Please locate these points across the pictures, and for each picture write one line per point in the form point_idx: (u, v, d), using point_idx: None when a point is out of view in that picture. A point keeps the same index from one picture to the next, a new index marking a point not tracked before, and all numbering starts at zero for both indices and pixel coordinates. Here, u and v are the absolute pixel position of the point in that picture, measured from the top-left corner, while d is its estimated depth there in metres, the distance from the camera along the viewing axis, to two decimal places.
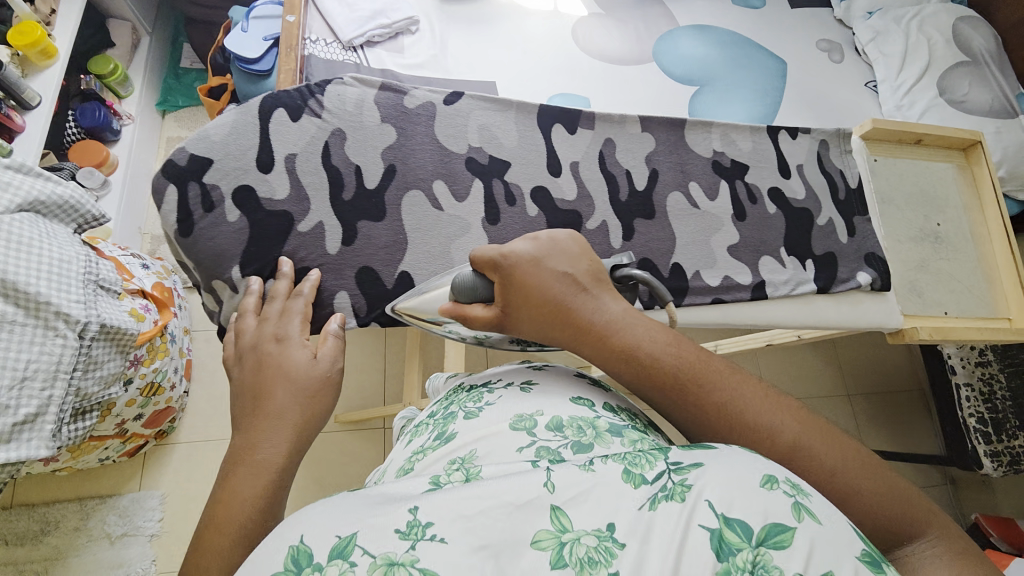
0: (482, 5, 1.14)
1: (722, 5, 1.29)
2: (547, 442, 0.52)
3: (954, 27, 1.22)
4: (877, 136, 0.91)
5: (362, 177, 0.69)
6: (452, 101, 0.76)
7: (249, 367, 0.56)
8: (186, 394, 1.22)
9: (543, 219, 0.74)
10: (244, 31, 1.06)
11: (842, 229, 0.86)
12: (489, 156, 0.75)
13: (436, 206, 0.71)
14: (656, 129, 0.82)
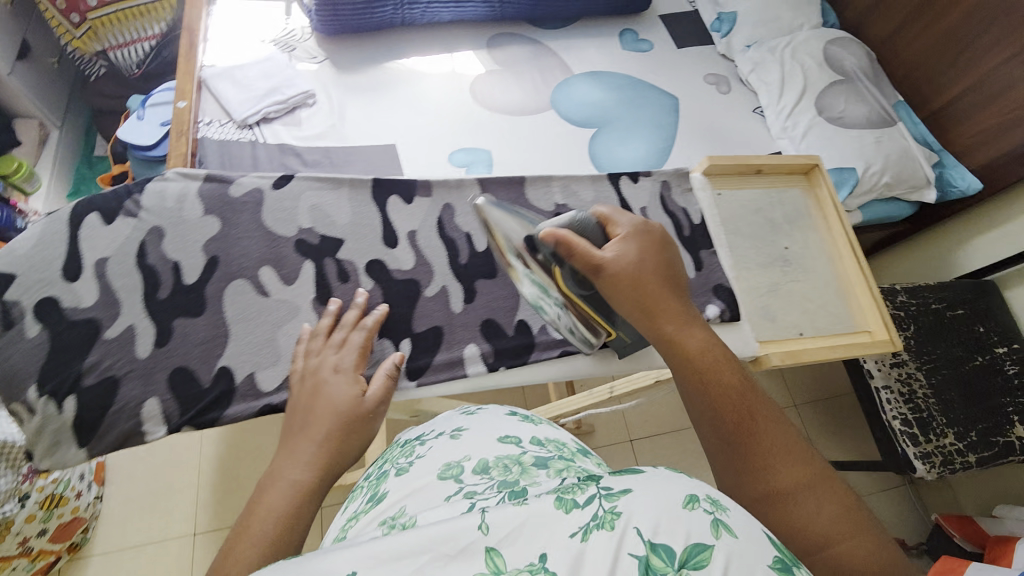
0: (380, 72, 1.19)
1: (612, 51, 1.37)
2: (473, 486, 0.48)
3: (825, 50, 1.29)
4: (716, 171, 0.95)
5: (180, 274, 0.72)
6: (281, 184, 0.79)
7: (306, 389, 0.62)
8: (98, 500, 1.14)
9: (379, 291, 0.77)
10: (141, 118, 1.08)
11: (690, 264, 0.89)
12: (321, 236, 0.77)
13: (262, 292, 0.73)
14: (493, 189, 0.84)
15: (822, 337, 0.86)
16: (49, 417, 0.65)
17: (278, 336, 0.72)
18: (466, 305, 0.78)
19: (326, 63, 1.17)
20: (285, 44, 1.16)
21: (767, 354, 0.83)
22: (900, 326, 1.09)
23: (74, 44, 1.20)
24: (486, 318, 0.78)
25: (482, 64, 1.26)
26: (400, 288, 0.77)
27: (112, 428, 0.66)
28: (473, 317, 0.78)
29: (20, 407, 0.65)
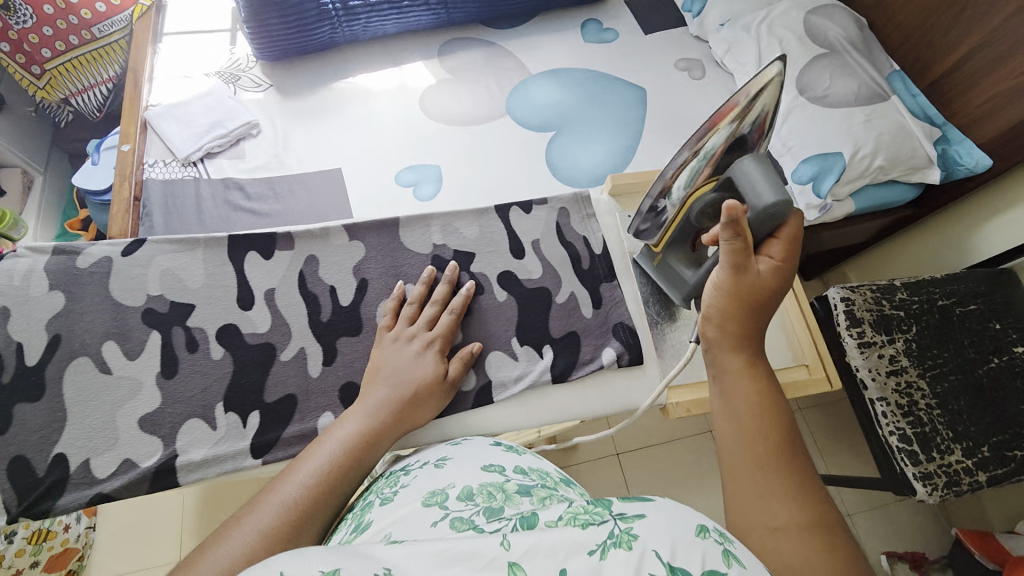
0: (325, 95, 1.16)
1: (573, 44, 1.28)
2: (459, 513, 0.42)
3: (806, 21, 1.16)
4: (623, 191, 0.89)
5: (21, 356, 0.68)
6: (130, 251, 0.75)
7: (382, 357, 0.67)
8: (90, 529, 1.18)
9: (231, 359, 0.72)
10: (95, 164, 1.10)
11: (586, 301, 0.82)
12: (169, 303, 0.73)
13: (104, 369, 0.69)
14: (362, 236, 0.81)
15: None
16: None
17: (118, 416, 0.67)
18: (324, 369, 0.73)
19: (271, 90, 1.15)
20: (230, 74, 1.15)
21: (671, 404, 0.76)
22: (900, 328, 0.98)
23: (40, 95, 1.23)
24: (345, 381, 0.72)
25: (432, 74, 1.21)
26: (250, 354, 0.72)
27: None
28: (332, 380, 0.72)
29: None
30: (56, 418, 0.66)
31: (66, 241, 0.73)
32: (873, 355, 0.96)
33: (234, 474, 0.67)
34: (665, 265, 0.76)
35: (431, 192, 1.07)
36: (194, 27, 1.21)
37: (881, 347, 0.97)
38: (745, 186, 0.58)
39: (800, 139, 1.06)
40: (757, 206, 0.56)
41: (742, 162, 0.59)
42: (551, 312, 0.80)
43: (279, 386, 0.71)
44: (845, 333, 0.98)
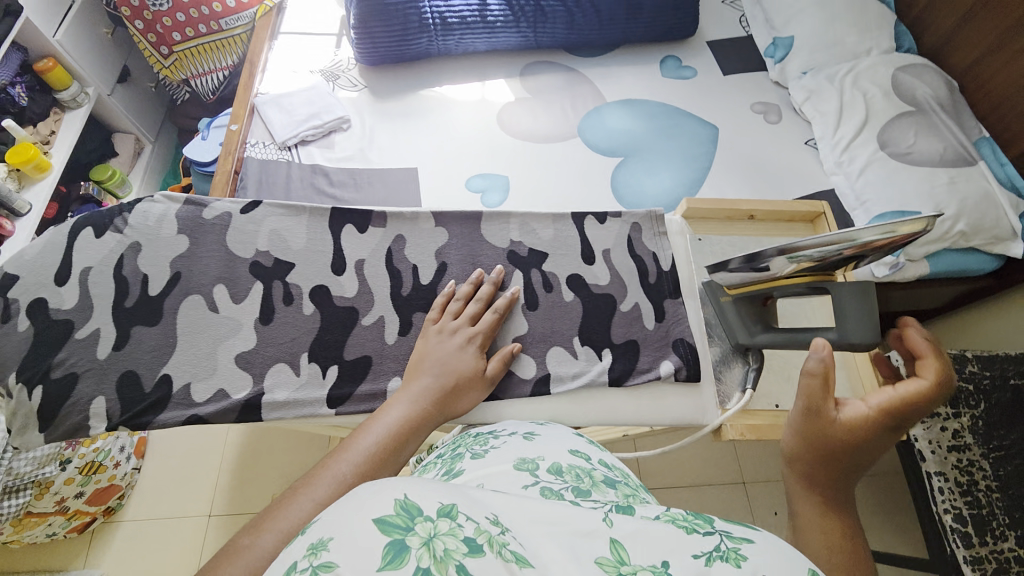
0: (413, 101, 1.25)
1: (652, 78, 1.32)
2: (549, 483, 0.44)
3: (892, 78, 1.15)
4: (697, 215, 0.90)
5: (146, 286, 0.75)
6: (248, 211, 0.82)
7: (426, 350, 0.69)
8: (135, 471, 1.26)
9: (319, 317, 0.77)
10: (204, 139, 1.23)
11: (649, 315, 0.82)
12: (273, 259, 0.79)
13: (212, 309, 0.75)
14: (448, 224, 0.85)
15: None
16: (17, 403, 0.69)
17: (218, 351, 0.74)
18: (399, 338, 0.77)
19: (365, 90, 1.25)
20: (331, 73, 1.27)
21: (727, 425, 0.75)
22: (967, 401, 0.93)
23: (164, 72, 1.41)
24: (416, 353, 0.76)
25: (512, 92, 1.28)
26: (338, 315, 0.77)
27: (66, 419, 0.69)
28: (405, 349, 0.76)
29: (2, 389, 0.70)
30: (167, 343, 0.73)
31: (196, 195, 0.80)
32: (936, 426, 0.90)
33: (310, 419, 0.72)
34: (731, 310, 0.74)
35: (497, 199, 1.12)
36: (306, 29, 1.34)
37: (945, 420, 0.91)
38: (843, 312, 0.62)
39: (876, 192, 1.04)
40: (852, 336, 0.61)
41: (848, 286, 0.61)
42: (613, 317, 0.82)
43: (357, 347, 0.76)
44: None
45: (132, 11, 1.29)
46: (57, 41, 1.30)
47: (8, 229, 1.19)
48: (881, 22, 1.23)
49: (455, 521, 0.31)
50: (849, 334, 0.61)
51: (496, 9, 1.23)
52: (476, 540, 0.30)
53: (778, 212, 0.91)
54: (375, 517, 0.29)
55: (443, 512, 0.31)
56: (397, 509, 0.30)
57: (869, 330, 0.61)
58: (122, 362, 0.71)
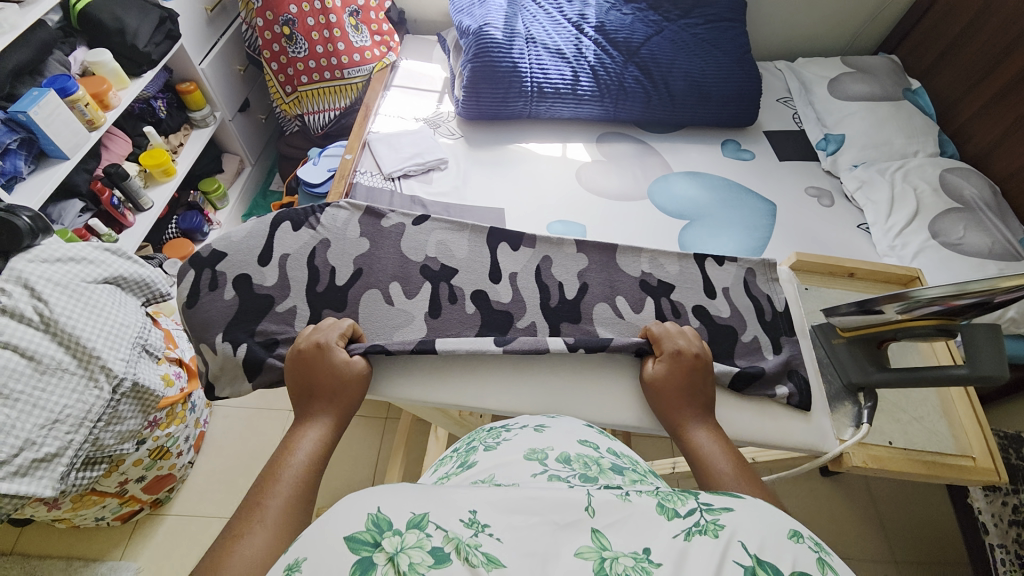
0: (502, 152, 1.40)
1: (715, 157, 1.48)
2: (557, 471, 0.52)
3: (942, 177, 1.28)
4: (804, 268, 0.98)
5: (334, 275, 0.87)
6: (419, 222, 0.95)
7: (306, 369, 0.73)
8: (189, 465, 1.28)
9: (479, 317, 0.86)
10: (315, 164, 1.38)
11: (768, 347, 0.88)
12: (441, 265, 0.91)
13: (389, 302, 0.86)
14: (589, 251, 0.95)
15: (912, 450, 0.79)
16: (224, 358, 0.80)
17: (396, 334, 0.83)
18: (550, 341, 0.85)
19: (461, 140, 1.42)
20: (434, 122, 1.45)
21: (848, 453, 0.78)
22: None
23: (283, 107, 1.61)
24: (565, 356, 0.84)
25: (590, 154, 1.44)
26: (495, 317, 0.86)
27: (263, 376, 0.79)
28: (555, 351, 0.84)
29: (205, 348, 0.82)
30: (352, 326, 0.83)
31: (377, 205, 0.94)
32: (997, 500, 0.94)
33: (471, 405, 0.79)
34: (845, 351, 0.84)
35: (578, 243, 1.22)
36: (417, 85, 1.55)
37: (1006, 494, 0.94)
38: (973, 351, 0.67)
39: (932, 275, 1.14)
40: (978, 370, 0.66)
41: (979, 327, 0.66)
42: (736, 345, 0.88)
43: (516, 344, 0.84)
44: None
45: (272, 53, 1.50)
46: (201, 69, 1.48)
47: (129, 220, 1.35)
48: (928, 131, 1.40)
49: (423, 533, 0.38)
50: (977, 370, 0.66)
51: (585, 84, 1.42)
52: (442, 550, 0.37)
53: (875, 275, 0.99)
54: (347, 537, 0.38)
55: (412, 525, 0.39)
56: (368, 525, 0.38)
57: (999, 365, 0.65)
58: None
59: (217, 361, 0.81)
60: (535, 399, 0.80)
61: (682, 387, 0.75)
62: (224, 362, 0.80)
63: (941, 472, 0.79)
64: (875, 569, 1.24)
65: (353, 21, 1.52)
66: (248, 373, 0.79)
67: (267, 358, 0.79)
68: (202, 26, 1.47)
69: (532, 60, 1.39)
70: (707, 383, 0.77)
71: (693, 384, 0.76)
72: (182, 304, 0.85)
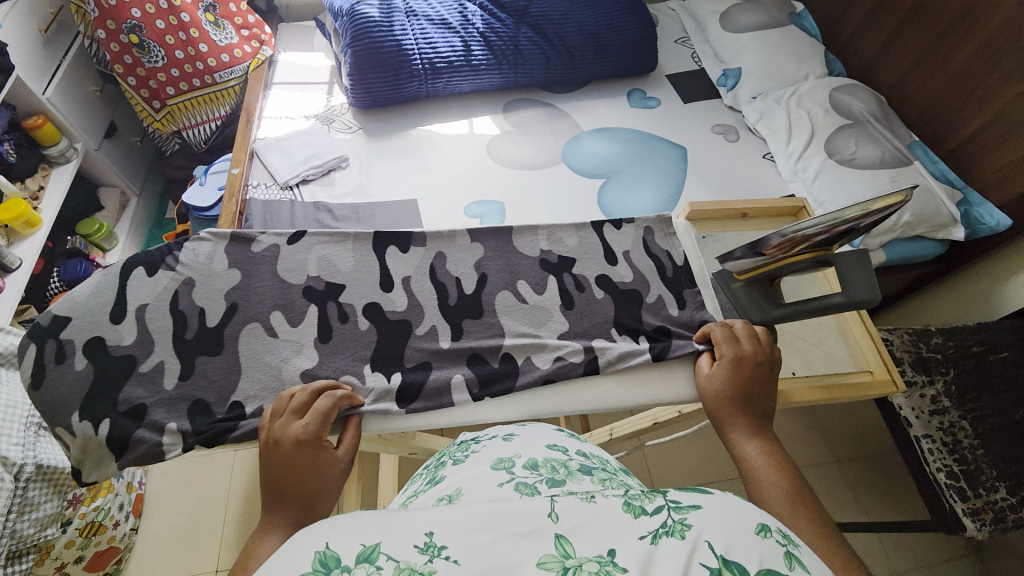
0: (405, 139, 1.33)
1: (621, 109, 1.47)
2: (524, 479, 0.51)
3: (831, 97, 1.33)
4: (700, 216, 0.98)
5: (204, 318, 0.79)
6: (295, 240, 0.87)
7: (283, 457, 0.61)
8: (133, 532, 1.19)
9: (375, 331, 0.81)
10: (202, 185, 1.25)
11: (672, 303, 0.88)
12: (326, 283, 0.84)
13: (272, 334, 0.79)
14: (484, 239, 0.91)
15: (813, 376, 0.84)
16: (86, 439, 0.71)
17: (285, 370, 0.77)
18: (453, 342, 0.81)
19: (360, 132, 1.33)
20: (326, 118, 1.34)
21: None
22: (937, 371, 1.02)
23: (154, 126, 1.44)
24: (472, 352, 0.81)
25: (498, 126, 1.39)
26: (392, 329, 0.81)
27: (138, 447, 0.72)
28: (459, 351, 0.81)
29: (62, 431, 0.72)
30: (234, 370, 0.76)
31: (244, 230, 0.85)
32: (915, 394, 0.99)
33: (388, 423, 0.75)
34: (743, 293, 0.81)
35: (495, 223, 1.19)
36: (300, 79, 1.42)
37: (922, 387, 1.00)
38: (849, 278, 0.69)
39: (831, 195, 1.19)
40: (855, 296, 0.68)
41: (852, 255, 0.69)
42: (643, 308, 0.87)
43: (417, 353, 0.80)
44: None
45: (125, 67, 1.33)
46: (47, 98, 1.30)
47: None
48: (815, 53, 1.44)
49: (372, 567, 0.36)
50: (854, 296, 0.68)
51: (479, 53, 1.35)
52: None
53: (768, 210, 0.99)
54: None
55: (362, 558, 0.37)
56: (316, 565, 0.36)
57: (870, 290, 0.68)
58: (195, 392, 0.74)
59: (78, 443, 0.72)
60: (441, 416, 0.77)
61: (740, 392, 0.69)
62: (87, 444, 0.71)
63: (845, 393, 0.83)
64: (820, 469, 1.36)
65: (211, 17, 1.35)
66: (115, 453, 0.71)
67: (134, 432, 0.71)
68: (37, 48, 1.28)
69: (417, 35, 1.30)
70: (768, 396, 0.70)
71: (752, 391, 0.70)
72: (27, 385, 0.74)
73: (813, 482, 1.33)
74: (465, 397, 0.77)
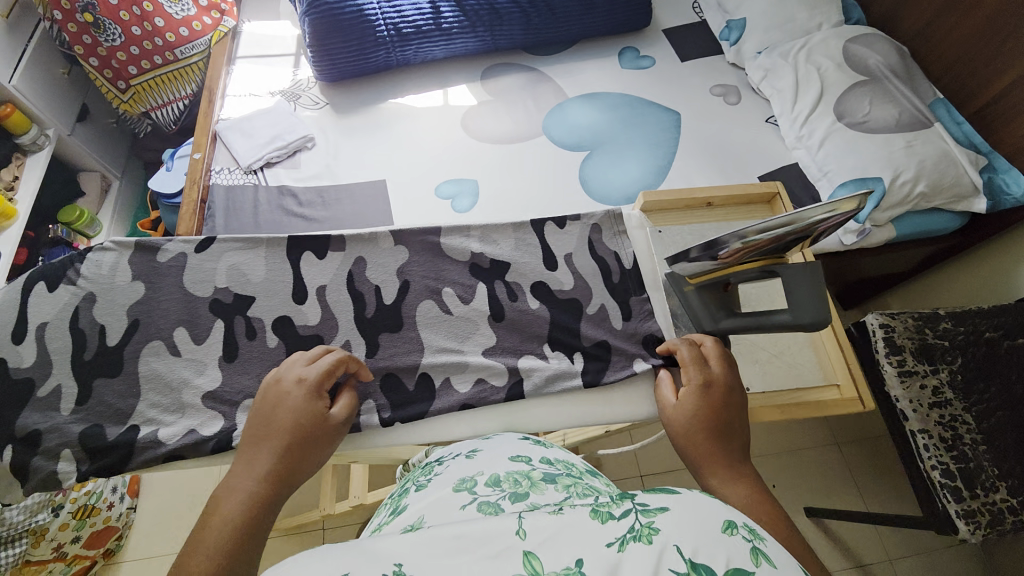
0: (375, 114, 1.25)
1: (611, 71, 1.34)
2: (486, 497, 0.45)
3: (845, 50, 1.17)
4: (655, 208, 0.85)
5: (103, 336, 0.70)
6: (204, 248, 0.76)
7: (268, 414, 0.59)
8: (132, 511, 1.23)
9: (284, 349, 0.73)
10: (168, 170, 1.21)
11: (616, 316, 0.78)
12: (234, 295, 0.74)
13: (175, 353, 0.71)
14: (408, 241, 0.80)
15: (769, 393, 0.71)
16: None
17: (184, 390, 0.69)
18: (368, 360, 0.73)
19: (327, 108, 1.26)
20: (292, 93, 1.27)
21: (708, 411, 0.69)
22: (943, 359, 0.92)
23: (123, 108, 1.40)
24: (387, 371, 0.72)
25: (474, 96, 1.29)
26: (303, 346, 0.72)
27: (34, 475, 0.64)
28: (375, 370, 0.72)
29: None
30: (132, 394, 0.68)
31: (147, 237, 0.75)
32: (915, 385, 0.90)
33: None
34: (695, 299, 0.70)
35: (468, 204, 1.12)
36: (264, 51, 1.35)
37: (923, 377, 0.90)
38: (795, 294, 0.62)
39: (838, 163, 1.06)
40: (800, 317, 0.62)
41: (798, 269, 0.61)
42: (580, 322, 0.77)
43: None
44: (884, 361, 0.92)
45: (85, 48, 1.27)
46: (13, 86, 1.26)
47: None
48: None
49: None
50: (803, 316, 0.61)
51: (450, 16, 1.24)
52: None
53: (735, 198, 0.85)
54: None
55: None
56: None
57: (818, 309, 0.61)
58: (89, 418, 0.67)
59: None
60: (357, 441, 0.69)
61: (714, 422, 0.57)
62: None
63: (806, 410, 0.70)
64: (818, 454, 1.29)
65: None
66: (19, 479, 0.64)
67: (37, 460, 0.64)
68: None
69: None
70: (742, 424, 0.59)
71: (726, 419, 0.58)
72: None
73: (808, 467, 1.27)
74: (374, 421, 0.69)
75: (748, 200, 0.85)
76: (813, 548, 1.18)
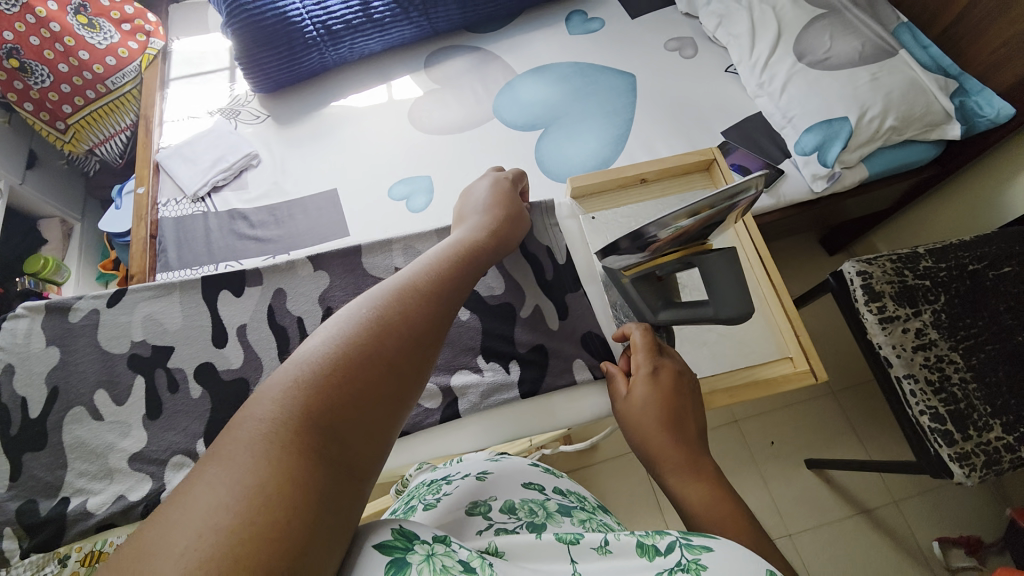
0: (320, 119, 1.20)
1: (559, 38, 1.27)
2: (503, 525, 0.43)
3: None
4: (586, 193, 0.80)
5: (24, 409, 0.66)
6: (116, 300, 0.72)
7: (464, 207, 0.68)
8: None
9: (209, 398, 0.68)
10: (118, 208, 1.18)
11: (553, 315, 0.74)
12: (152, 347, 0.70)
13: (97, 417, 0.66)
14: (329, 265, 0.74)
15: (717, 377, 0.69)
16: None
17: (110, 456, 0.65)
18: None
19: (268, 120, 1.21)
20: (231, 110, 1.22)
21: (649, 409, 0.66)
22: (926, 298, 0.89)
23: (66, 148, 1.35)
24: None
25: (420, 86, 1.23)
26: (229, 393, 0.68)
27: None
28: None
29: None
30: (59, 465, 0.64)
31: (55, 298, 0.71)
32: (896, 330, 0.86)
33: None
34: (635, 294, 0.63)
35: (423, 202, 1.08)
36: (197, 69, 1.29)
37: (906, 321, 0.87)
38: (718, 286, 0.57)
39: (801, 108, 1.01)
40: (725, 312, 0.57)
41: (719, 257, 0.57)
42: (515, 327, 0.73)
43: None
44: (863, 309, 0.89)
45: (18, 94, 1.22)
46: None
47: None
48: None
49: (450, 546, 0.34)
50: (729, 308, 0.57)
51: (381, 4, 1.17)
52: (470, 563, 0.33)
53: (671, 171, 0.80)
54: (375, 545, 0.34)
55: (438, 538, 0.35)
56: (396, 535, 0.34)
57: (743, 299, 0.57)
58: (21, 494, 0.63)
59: None
60: None
61: (667, 419, 0.54)
62: None
63: (758, 389, 0.67)
64: (813, 406, 1.27)
65: (82, 18, 1.20)
66: None
67: None
68: None
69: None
70: (695, 406, 0.57)
71: (680, 408, 0.55)
72: None
73: (804, 420, 1.26)
74: None
75: (683, 171, 0.81)
76: (815, 501, 1.17)
